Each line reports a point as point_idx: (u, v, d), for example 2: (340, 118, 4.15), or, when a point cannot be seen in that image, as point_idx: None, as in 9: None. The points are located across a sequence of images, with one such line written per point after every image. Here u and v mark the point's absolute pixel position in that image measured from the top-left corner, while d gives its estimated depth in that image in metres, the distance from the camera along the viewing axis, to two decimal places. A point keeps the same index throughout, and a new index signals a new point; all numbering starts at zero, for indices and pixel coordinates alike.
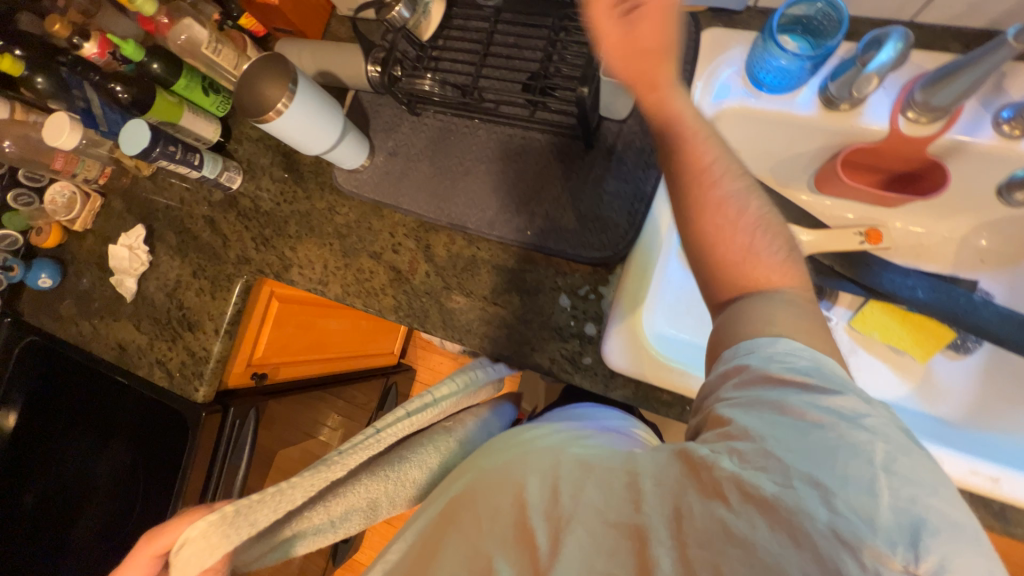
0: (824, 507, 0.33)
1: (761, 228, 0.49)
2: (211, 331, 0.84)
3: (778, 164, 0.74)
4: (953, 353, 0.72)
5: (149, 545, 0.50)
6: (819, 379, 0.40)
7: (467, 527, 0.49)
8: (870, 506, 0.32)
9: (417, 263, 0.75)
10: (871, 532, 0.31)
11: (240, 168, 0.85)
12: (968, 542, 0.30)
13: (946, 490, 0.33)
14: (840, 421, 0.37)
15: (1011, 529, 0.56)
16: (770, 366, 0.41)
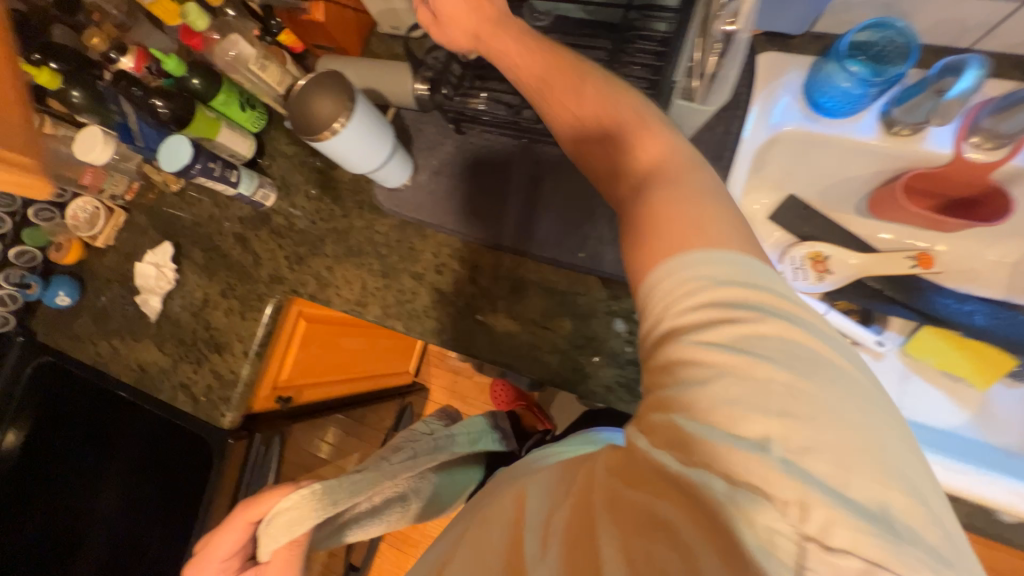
0: (723, 481, 0.32)
1: (637, 131, 0.45)
2: (240, 353, 0.80)
3: (828, 188, 0.74)
4: (1011, 381, 0.70)
5: (249, 511, 0.62)
6: (716, 314, 0.35)
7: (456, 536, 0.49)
8: (767, 471, 0.31)
9: (462, 285, 0.73)
10: (767, 502, 0.31)
11: (274, 185, 0.83)
12: (866, 494, 0.30)
13: (848, 426, 0.32)
14: (744, 361, 0.34)
15: None
16: (670, 316, 0.37)
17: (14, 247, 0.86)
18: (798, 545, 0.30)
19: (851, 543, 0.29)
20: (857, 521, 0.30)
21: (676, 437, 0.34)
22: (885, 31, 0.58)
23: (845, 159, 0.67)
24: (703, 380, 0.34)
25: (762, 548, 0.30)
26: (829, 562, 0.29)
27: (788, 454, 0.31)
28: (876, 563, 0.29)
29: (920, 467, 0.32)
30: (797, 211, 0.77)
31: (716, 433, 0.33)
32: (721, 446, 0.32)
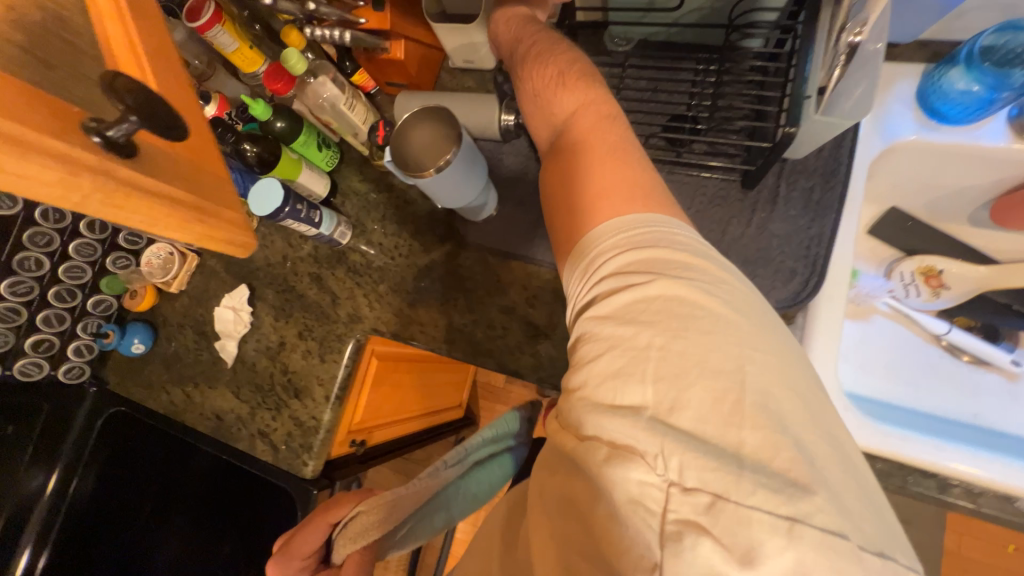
0: (616, 458, 0.33)
1: (580, 107, 0.47)
2: (320, 397, 0.77)
3: (936, 201, 0.70)
4: None
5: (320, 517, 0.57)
6: (613, 283, 0.38)
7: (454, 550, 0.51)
8: (636, 431, 0.33)
9: (557, 317, 0.69)
10: (638, 456, 0.33)
11: (351, 223, 0.82)
12: (719, 436, 0.32)
13: (714, 367, 0.33)
14: (626, 322, 0.36)
15: None
16: (582, 289, 0.41)
17: (91, 296, 0.84)
18: (664, 490, 0.32)
19: (702, 480, 0.31)
20: (716, 458, 0.31)
21: (571, 417, 0.37)
22: (1020, 33, 0.55)
23: (961, 168, 0.63)
24: (605, 346, 0.36)
25: (631, 500, 0.32)
26: (687, 501, 0.31)
27: (654, 412, 0.33)
28: (722, 492, 0.31)
29: (792, 398, 0.33)
30: (903, 224, 0.72)
31: (600, 406, 0.35)
32: (591, 417, 0.35)
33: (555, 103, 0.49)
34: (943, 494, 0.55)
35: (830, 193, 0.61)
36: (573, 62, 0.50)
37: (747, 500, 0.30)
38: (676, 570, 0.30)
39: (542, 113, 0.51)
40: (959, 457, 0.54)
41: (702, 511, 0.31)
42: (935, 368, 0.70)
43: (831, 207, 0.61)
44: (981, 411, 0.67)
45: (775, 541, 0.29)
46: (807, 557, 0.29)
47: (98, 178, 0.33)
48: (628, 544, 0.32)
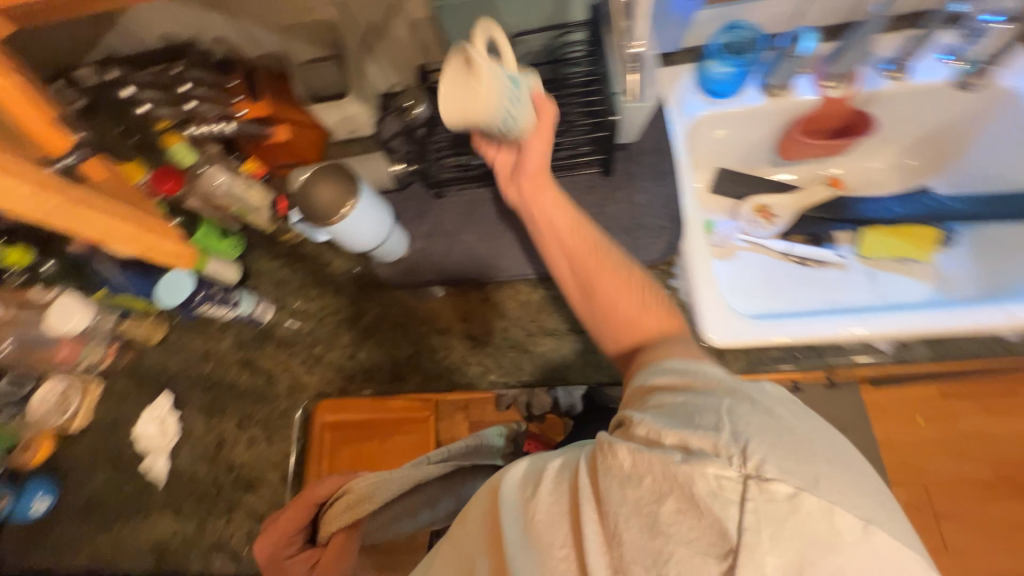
0: (680, 453, 0.31)
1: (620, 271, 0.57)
2: (277, 481, 0.73)
3: (744, 155, 0.91)
4: (947, 247, 0.82)
5: (311, 492, 0.52)
6: (678, 374, 0.42)
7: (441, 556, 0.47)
8: (711, 440, 0.32)
9: (490, 323, 0.75)
10: (713, 456, 0.31)
11: (272, 299, 0.84)
12: (795, 449, 0.31)
13: (786, 421, 0.34)
14: (695, 396, 0.38)
15: None
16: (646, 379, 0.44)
17: None
18: (741, 482, 0.30)
19: (783, 472, 0.29)
20: (795, 455, 0.31)
21: (638, 433, 0.35)
22: (739, 31, 0.79)
23: (747, 126, 0.84)
24: (667, 406, 0.38)
25: (713, 494, 0.29)
26: (768, 493, 0.29)
27: (733, 428, 0.32)
28: (804, 484, 0.29)
29: (839, 435, 0.34)
30: (728, 180, 0.93)
31: (679, 426, 0.34)
32: (666, 427, 0.34)
33: (616, 306, 0.55)
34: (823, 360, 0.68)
35: (665, 162, 0.78)
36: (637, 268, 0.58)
37: (828, 493, 0.29)
38: (754, 562, 0.28)
39: (596, 307, 0.57)
40: (817, 329, 0.68)
41: (785, 502, 0.29)
42: (794, 277, 0.87)
43: (669, 172, 0.77)
44: (826, 296, 0.85)
45: (858, 531, 0.28)
46: (880, 555, 0.28)
47: (61, 198, 0.52)
48: (697, 533, 0.29)
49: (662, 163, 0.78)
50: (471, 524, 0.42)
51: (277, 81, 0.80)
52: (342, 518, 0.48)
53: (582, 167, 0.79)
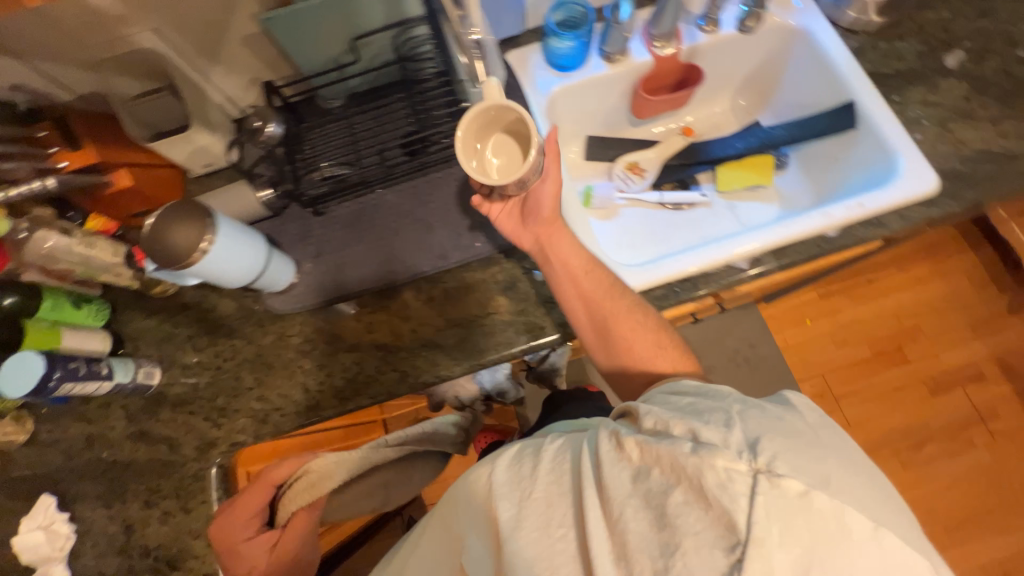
0: (691, 444, 0.40)
1: (636, 311, 0.68)
2: (204, 549, 0.68)
3: (605, 119, 0.98)
4: (781, 170, 0.96)
5: (273, 474, 0.70)
6: (693, 389, 0.54)
7: (434, 535, 0.63)
8: (722, 434, 0.41)
9: (398, 327, 0.75)
10: (723, 449, 0.39)
11: (157, 359, 0.76)
12: (804, 454, 0.40)
13: (792, 427, 0.43)
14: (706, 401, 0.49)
15: (913, 221, 0.74)
16: (661, 392, 0.56)
17: None
18: (750, 476, 0.38)
19: (791, 470, 0.38)
20: (798, 456, 0.39)
21: (654, 432, 0.44)
22: (570, 6, 0.84)
23: (600, 93, 0.91)
24: (684, 404, 0.50)
25: (721, 485, 0.38)
26: (778, 486, 0.37)
27: (749, 433, 0.41)
28: (813, 483, 0.38)
29: (847, 446, 0.44)
30: (598, 145, 1.00)
31: (693, 422, 0.43)
32: (677, 418, 0.44)
33: (631, 347, 0.67)
34: (698, 288, 0.75)
35: None
36: (648, 312, 0.69)
37: (836, 494, 0.38)
38: (762, 549, 0.36)
39: (613, 344, 0.68)
40: (683, 264, 0.75)
41: (796, 498, 0.37)
42: (668, 222, 0.97)
43: None
44: (696, 233, 0.95)
45: (866, 530, 0.37)
46: (884, 552, 0.37)
47: None
48: (714, 520, 0.37)
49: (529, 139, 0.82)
50: (462, 512, 0.54)
51: (105, 123, 0.73)
52: (301, 497, 0.68)
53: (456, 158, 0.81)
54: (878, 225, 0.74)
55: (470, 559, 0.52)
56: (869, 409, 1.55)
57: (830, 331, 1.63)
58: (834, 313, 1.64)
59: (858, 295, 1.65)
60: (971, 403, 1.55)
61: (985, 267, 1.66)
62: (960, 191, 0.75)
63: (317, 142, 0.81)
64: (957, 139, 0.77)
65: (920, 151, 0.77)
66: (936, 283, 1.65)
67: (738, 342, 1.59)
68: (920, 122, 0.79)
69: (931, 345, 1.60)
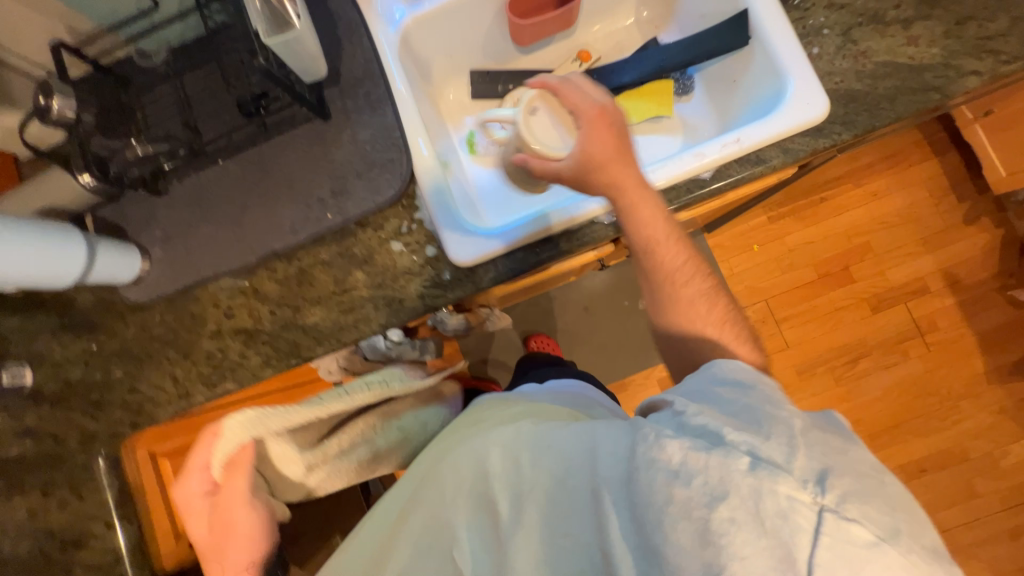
0: (746, 462, 0.40)
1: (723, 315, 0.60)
2: (104, 528, 0.74)
3: (488, 50, 0.89)
4: (685, 96, 0.86)
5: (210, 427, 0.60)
6: (746, 378, 0.50)
7: (426, 512, 0.59)
8: (786, 454, 0.40)
9: (257, 311, 0.73)
10: (786, 473, 0.39)
11: (25, 358, 0.73)
12: (879, 500, 0.39)
13: (869, 463, 0.41)
14: (767, 403, 0.46)
15: (794, 155, 0.68)
16: (717, 370, 0.53)
17: None
18: (813, 509, 0.38)
19: (860, 512, 0.38)
20: (879, 506, 0.38)
21: (702, 434, 0.43)
22: None
23: (466, 19, 0.81)
24: (737, 393, 0.48)
25: (781, 513, 0.38)
26: (842, 529, 0.37)
27: (823, 463, 0.39)
28: (883, 534, 0.37)
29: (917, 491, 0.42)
30: (482, 80, 0.90)
31: (752, 434, 0.41)
32: (733, 427, 0.42)
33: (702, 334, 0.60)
34: (562, 248, 0.71)
35: (379, 88, 0.74)
36: (721, 300, 0.60)
37: (903, 547, 0.37)
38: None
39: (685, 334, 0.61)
40: (548, 221, 0.68)
41: (864, 546, 0.37)
42: None
43: (385, 99, 0.74)
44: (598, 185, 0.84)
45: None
46: None
47: None
48: (769, 545, 0.38)
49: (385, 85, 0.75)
50: (449, 494, 0.59)
51: None
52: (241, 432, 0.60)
53: (299, 119, 0.73)
54: (758, 161, 0.68)
55: (459, 553, 0.55)
56: (810, 331, 1.56)
57: (777, 255, 1.58)
58: (783, 237, 1.58)
59: (810, 217, 1.58)
60: (911, 316, 1.55)
61: (947, 173, 1.56)
62: (853, 115, 0.67)
63: (149, 110, 0.73)
64: (860, 51, 0.68)
65: (813, 69, 0.68)
66: (896, 195, 1.57)
67: None
68: (821, 33, 0.70)
69: (880, 262, 1.56)
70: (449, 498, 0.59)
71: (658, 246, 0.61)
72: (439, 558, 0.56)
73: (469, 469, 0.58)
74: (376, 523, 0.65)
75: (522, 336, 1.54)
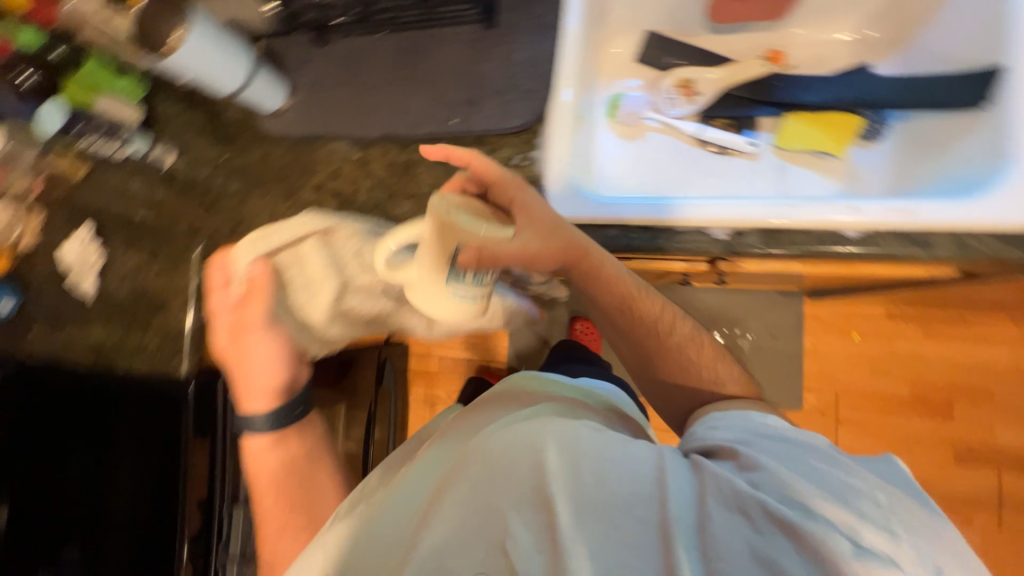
0: (853, 546, 0.51)
1: (692, 347, 0.77)
2: (179, 306, 0.87)
3: (674, 15, 0.82)
4: (867, 142, 0.75)
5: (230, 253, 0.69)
6: (802, 440, 0.64)
7: (468, 489, 0.59)
8: (882, 540, 0.52)
9: (358, 182, 0.77)
10: (892, 562, 0.51)
11: (171, 145, 0.87)
12: None
13: (959, 549, 0.54)
14: (839, 471, 0.59)
15: (969, 254, 0.57)
16: (774, 432, 0.65)
17: None
18: None
19: None
20: None
21: (793, 504, 0.55)
22: None
23: None
24: (783, 455, 0.62)
25: None
26: None
27: (924, 554, 0.52)
28: None
29: None
30: (654, 44, 0.84)
31: (848, 517, 0.53)
32: (829, 507, 0.54)
33: (667, 368, 0.78)
34: (656, 243, 0.65)
35: (550, 15, 0.72)
36: (696, 338, 0.78)
37: None
38: None
39: (657, 367, 0.78)
40: (656, 212, 0.64)
41: None
42: (696, 166, 0.80)
43: (553, 27, 0.72)
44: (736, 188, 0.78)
45: None
46: None
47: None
48: None
49: (561, 16, 0.72)
50: (499, 481, 0.58)
51: None
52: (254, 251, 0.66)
53: (464, 19, 0.73)
54: (921, 244, 0.58)
55: (513, 545, 0.53)
56: (871, 447, 1.39)
57: (875, 354, 1.41)
58: (891, 339, 1.40)
59: (935, 331, 1.38)
60: (998, 486, 1.34)
61: None
62: None
63: None
64: None
65: None
66: None
67: (758, 329, 1.45)
68: None
69: (990, 415, 1.35)
70: (496, 483, 0.58)
71: (634, 303, 0.73)
72: (482, 546, 0.54)
73: (524, 460, 0.59)
74: (415, 480, 0.66)
75: (570, 315, 1.51)
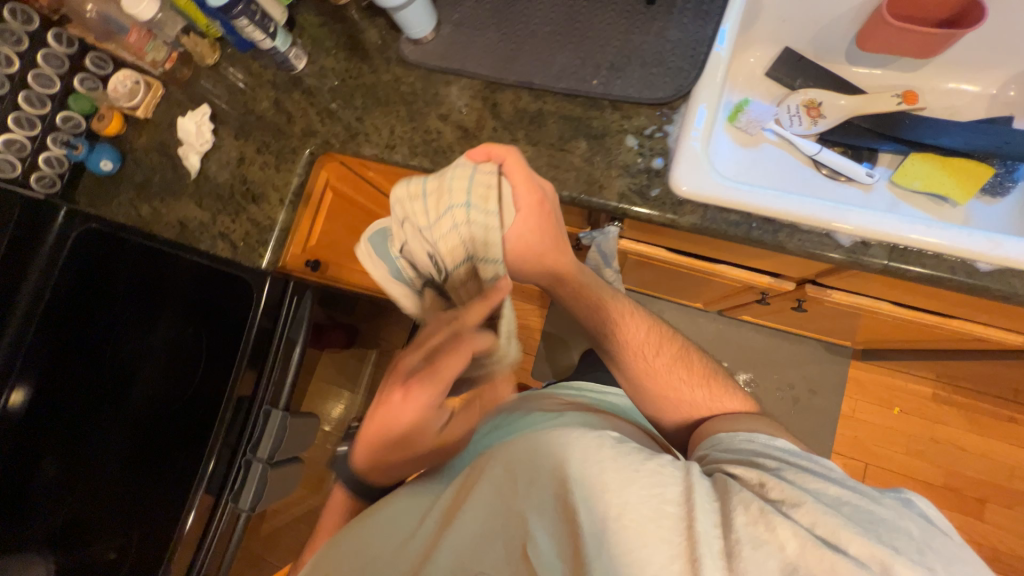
0: None
1: (686, 369, 0.80)
2: (275, 201, 0.88)
3: (818, 35, 0.84)
4: (987, 196, 0.76)
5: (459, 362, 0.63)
6: (817, 469, 0.58)
7: (490, 491, 0.58)
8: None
9: (484, 120, 0.79)
10: None
11: (307, 51, 0.90)
12: None
13: None
14: (867, 502, 0.52)
15: None
16: (787, 461, 0.60)
17: (61, 110, 0.91)
18: None
19: None
20: None
21: (827, 534, 0.48)
22: None
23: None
24: (806, 481, 0.56)
25: None
26: None
27: None
28: None
29: None
30: (790, 62, 0.86)
31: (881, 548, 0.47)
32: (857, 539, 0.47)
33: (664, 390, 0.80)
34: (776, 237, 0.66)
35: (711, 3, 0.75)
36: (690, 361, 0.81)
37: None
38: None
39: (654, 391, 0.81)
40: (790, 205, 0.63)
41: None
42: (808, 185, 0.81)
43: (713, 15, 0.74)
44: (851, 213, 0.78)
45: None
46: None
47: None
48: None
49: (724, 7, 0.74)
50: (523, 485, 0.57)
51: None
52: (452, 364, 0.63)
53: None
54: None
55: (535, 550, 0.53)
56: None
57: (911, 432, 1.37)
58: (931, 420, 1.37)
59: (977, 422, 1.35)
60: None
61: None
62: None
63: None
64: None
65: None
66: None
67: (796, 380, 1.43)
68: None
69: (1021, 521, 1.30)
70: (520, 488, 0.57)
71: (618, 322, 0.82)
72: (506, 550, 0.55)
73: (545, 465, 0.57)
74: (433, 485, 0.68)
75: None
